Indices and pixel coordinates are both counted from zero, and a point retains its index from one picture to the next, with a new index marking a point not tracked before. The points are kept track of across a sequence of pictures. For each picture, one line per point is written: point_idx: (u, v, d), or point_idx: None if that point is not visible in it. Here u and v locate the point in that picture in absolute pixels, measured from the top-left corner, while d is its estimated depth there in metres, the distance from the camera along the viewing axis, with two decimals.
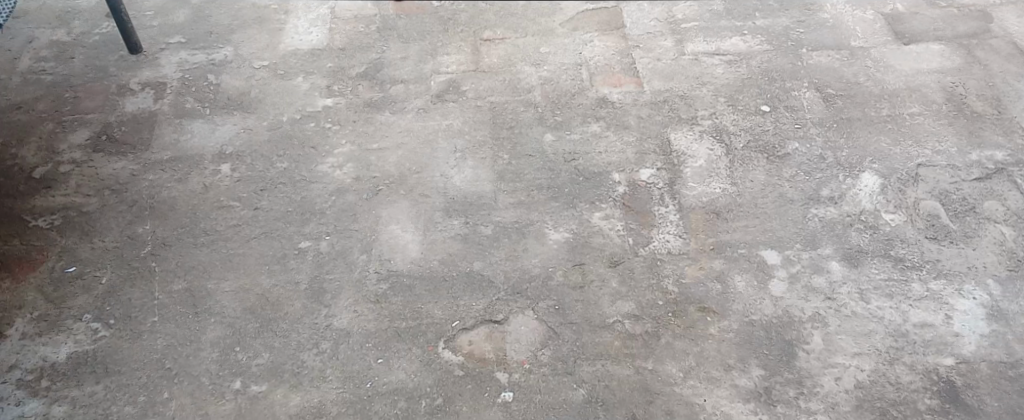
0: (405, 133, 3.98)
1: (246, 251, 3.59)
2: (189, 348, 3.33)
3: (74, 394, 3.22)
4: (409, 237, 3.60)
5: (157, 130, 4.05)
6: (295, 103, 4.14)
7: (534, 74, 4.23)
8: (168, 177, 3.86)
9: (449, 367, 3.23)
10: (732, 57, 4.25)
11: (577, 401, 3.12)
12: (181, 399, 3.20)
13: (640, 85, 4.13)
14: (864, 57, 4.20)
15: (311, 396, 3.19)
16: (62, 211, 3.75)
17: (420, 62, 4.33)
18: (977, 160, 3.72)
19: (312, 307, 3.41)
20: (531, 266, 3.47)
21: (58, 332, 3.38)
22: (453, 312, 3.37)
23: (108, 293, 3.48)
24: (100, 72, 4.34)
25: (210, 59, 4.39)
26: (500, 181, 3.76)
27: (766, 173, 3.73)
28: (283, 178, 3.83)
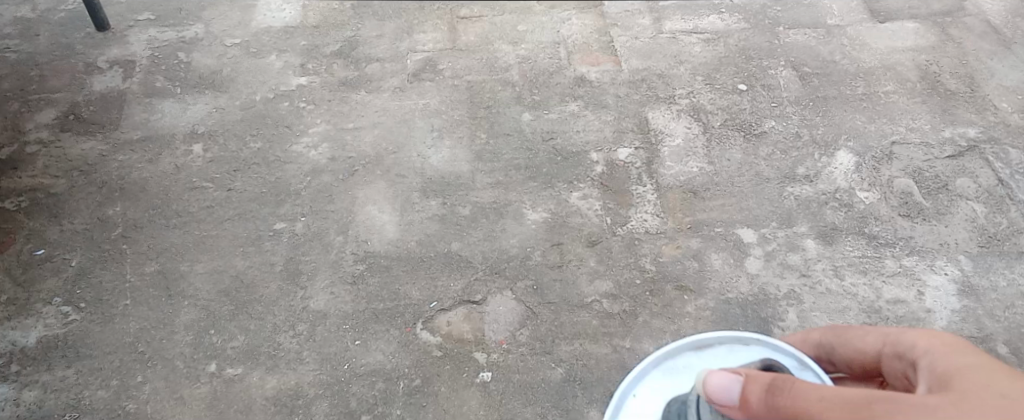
0: (380, 112, 3.93)
1: (219, 232, 3.54)
2: (163, 331, 3.28)
3: (45, 378, 3.17)
4: (386, 218, 3.56)
5: (126, 110, 3.97)
6: (268, 82, 4.07)
7: (511, 53, 4.18)
8: (138, 158, 3.79)
9: (427, 347, 3.22)
10: (710, 35, 4.23)
11: (556, 381, 3.12)
12: (155, 383, 3.16)
13: (618, 63, 4.11)
14: (841, 35, 4.21)
15: (287, 378, 3.16)
16: (29, 192, 3.68)
17: (395, 40, 4.27)
18: (951, 138, 3.74)
19: (288, 289, 3.37)
20: (509, 246, 3.45)
21: (27, 316, 3.32)
22: (431, 293, 3.34)
23: (79, 275, 3.42)
24: (66, 50, 4.24)
25: (180, 36, 4.30)
26: (477, 161, 3.73)
27: (742, 151, 3.73)
28: (256, 159, 3.77)
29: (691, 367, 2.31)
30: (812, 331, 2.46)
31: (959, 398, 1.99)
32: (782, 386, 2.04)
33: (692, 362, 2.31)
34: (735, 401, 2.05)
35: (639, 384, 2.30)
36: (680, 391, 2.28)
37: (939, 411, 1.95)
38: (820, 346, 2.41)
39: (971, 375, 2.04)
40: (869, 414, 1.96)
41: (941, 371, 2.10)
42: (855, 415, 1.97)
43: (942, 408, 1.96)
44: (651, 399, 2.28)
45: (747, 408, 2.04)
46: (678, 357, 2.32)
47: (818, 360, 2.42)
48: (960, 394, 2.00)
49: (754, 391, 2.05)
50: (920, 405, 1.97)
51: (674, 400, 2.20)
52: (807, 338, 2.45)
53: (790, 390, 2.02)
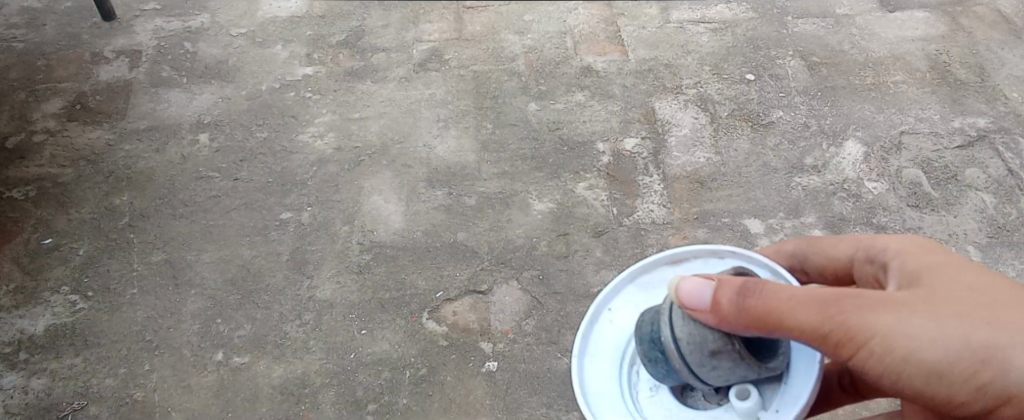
0: (386, 102, 3.92)
1: (226, 222, 3.54)
2: (170, 320, 3.29)
3: (53, 366, 3.18)
4: (392, 208, 3.56)
5: (133, 100, 3.97)
6: (274, 72, 4.07)
7: (517, 42, 4.17)
8: (145, 148, 3.79)
9: (433, 337, 3.22)
10: (717, 25, 4.21)
11: (562, 370, 3.12)
12: (162, 371, 3.17)
13: (624, 53, 4.09)
14: (850, 25, 4.18)
15: (294, 367, 3.16)
16: (36, 181, 3.69)
17: (401, 30, 4.26)
18: (960, 127, 3.72)
19: (294, 279, 3.38)
20: (515, 237, 3.45)
21: (35, 305, 3.33)
22: (437, 283, 3.34)
23: (86, 264, 3.43)
24: (73, 39, 4.25)
25: (186, 26, 4.30)
26: (483, 151, 3.73)
27: (749, 142, 3.71)
28: (263, 148, 3.77)
29: (665, 281, 2.31)
30: (785, 241, 2.44)
31: (928, 295, 2.08)
32: (754, 287, 2.04)
33: (666, 277, 2.31)
34: (708, 303, 2.02)
35: (615, 298, 2.32)
36: (654, 304, 2.28)
37: (907, 308, 2.06)
38: (794, 255, 2.41)
39: (933, 271, 2.14)
40: (838, 312, 2.03)
41: (909, 268, 2.18)
42: (825, 311, 2.03)
43: (906, 304, 2.07)
44: (624, 311, 2.30)
45: (719, 311, 2.01)
46: (652, 273, 2.32)
47: (791, 269, 2.42)
48: (923, 290, 2.09)
49: (726, 294, 2.03)
50: (885, 302, 2.06)
51: (647, 309, 2.20)
52: (782, 247, 2.43)
53: (763, 289, 2.02)
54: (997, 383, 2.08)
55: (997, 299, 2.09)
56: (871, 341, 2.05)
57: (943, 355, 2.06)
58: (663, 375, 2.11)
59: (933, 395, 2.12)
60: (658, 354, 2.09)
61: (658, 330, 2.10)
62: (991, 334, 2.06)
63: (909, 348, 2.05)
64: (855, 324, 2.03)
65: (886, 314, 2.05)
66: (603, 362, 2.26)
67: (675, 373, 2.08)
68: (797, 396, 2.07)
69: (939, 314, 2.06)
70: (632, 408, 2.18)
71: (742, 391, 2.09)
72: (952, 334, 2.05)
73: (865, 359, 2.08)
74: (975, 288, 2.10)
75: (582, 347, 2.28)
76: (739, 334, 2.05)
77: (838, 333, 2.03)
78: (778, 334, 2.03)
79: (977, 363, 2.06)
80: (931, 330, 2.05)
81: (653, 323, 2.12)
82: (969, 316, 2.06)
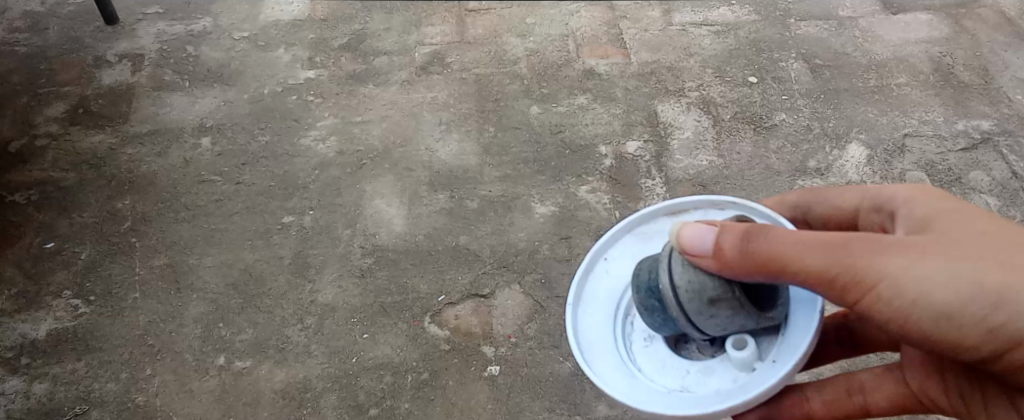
0: (388, 106, 3.92)
1: (228, 225, 3.55)
2: (172, 324, 3.30)
3: (55, 371, 3.19)
4: (394, 211, 3.56)
5: (135, 103, 3.97)
6: (276, 75, 4.06)
7: (519, 45, 4.16)
8: (147, 151, 3.79)
9: (435, 341, 3.21)
10: (720, 28, 4.20)
11: (564, 374, 3.12)
12: (164, 375, 3.18)
13: (626, 56, 4.08)
14: (853, 27, 4.17)
15: (296, 371, 3.16)
16: (38, 185, 3.69)
17: (403, 33, 4.25)
18: (964, 130, 3.71)
19: (296, 283, 3.38)
20: (517, 240, 3.44)
21: (37, 310, 3.34)
22: (439, 287, 3.34)
23: (88, 269, 3.44)
24: (75, 43, 4.25)
25: (189, 30, 4.30)
26: (485, 154, 3.72)
27: (752, 145, 3.70)
28: (265, 152, 3.77)
29: (664, 231, 2.36)
30: (788, 193, 2.45)
31: (939, 238, 2.05)
32: (758, 232, 2.04)
33: (666, 226, 2.36)
34: (710, 249, 2.05)
35: (612, 248, 2.39)
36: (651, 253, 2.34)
37: (917, 250, 2.03)
38: (797, 207, 2.41)
39: (944, 218, 2.12)
40: (844, 254, 2.01)
41: (919, 215, 2.16)
42: (831, 255, 2.01)
43: (917, 246, 2.03)
44: (622, 261, 2.37)
45: (721, 257, 2.04)
46: (654, 222, 2.38)
47: (794, 219, 2.43)
48: (934, 234, 2.06)
49: (728, 239, 2.04)
50: (895, 244, 2.03)
51: (646, 258, 2.23)
52: (784, 199, 2.43)
53: (767, 234, 2.03)
54: (1014, 326, 2.01)
55: (1010, 242, 2.06)
56: (880, 284, 2.02)
57: (957, 297, 2.01)
58: (659, 325, 2.17)
59: (947, 343, 2.06)
60: (654, 304, 2.14)
61: (657, 280, 2.13)
62: (1007, 275, 2.01)
63: (921, 291, 2.01)
64: (862, 266, 2.01)
65: (895, 256, 2.02)
66: (598, 309, 2.33)
67: (671, 321, 2.13)
68: (794, 344, 2.09)
69: (952, 255, 2.02)
70: (626, 357, 2.25)
71: (739, 341, 2.13)
72: (965, 276, 2.01)
73: (873, 304, 2.05)
74: (987, 232, 2.07)
75: (579, 294, 2.35)
76: (741, 280, 2.06)
77: (844, 276, 2.01)
78: (781, 279, 2.03)
79: (993, 305, 2.01)
80: (944, 272, 2.01)
81: (651, 272, 2.16)
82: (983, 256, 2.02)
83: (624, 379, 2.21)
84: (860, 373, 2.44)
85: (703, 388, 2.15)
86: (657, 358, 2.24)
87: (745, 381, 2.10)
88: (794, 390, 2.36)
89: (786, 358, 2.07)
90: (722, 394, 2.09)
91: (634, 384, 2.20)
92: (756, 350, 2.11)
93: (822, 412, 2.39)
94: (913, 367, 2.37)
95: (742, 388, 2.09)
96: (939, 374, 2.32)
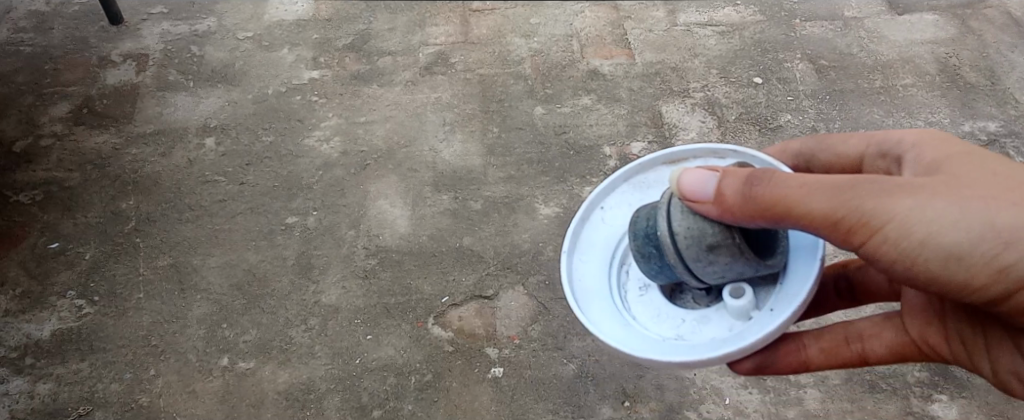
0: (392, 106, 3.91)
1: (231, 226, 3.55)
2: (175, 325, 3.31)
3: (59, 371, 3.22)
4: (398, 212, 3.56)
5: (139, 104, 3.98)
6: (280, 75, 4.06)
7: (523, 46, 4.15)
8: (151, 151, 3.80)
9: (439, 342, 3.23)
10: (725, 28, 4.19)
11: (568, 376, 3.16)
12: (167, 376, 3.19)
13: (631, 56, 4.07)
14: (858, 28, 4.15)
15: (299, 373, 3.18)
16: (43, 186, 3.70)
17: (407, 33, 4.24)
18: (970, 131, 3.69)
19: (300, 283, 3.39)
20: (521, 241, 3.45)
21: (41, 310, 3.36)
22: (442, 288, 3.35)
23: (92, 269, 3.45)
24: (80, 43, 4.25)
25: (193, 30, 4.30)
26: (489, 155, 3.71)
27: (757, 146, 3.68)
28: (269, 152, 3.77)
29: (662, 180, 2.34)
30: (790, 141, 2.40)
31: (949, 180, 2.02)
32: (761, 177, 2.03)
33: (664, 175, 2.34)
34: (712, 195, 2.04)
35: (609, 196, 2.37)
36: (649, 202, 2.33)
37: (926, 190, 2.00)
38: (800, 154, 2.36)
39: (953, 161, 2.08)
40: (851, 197, 1.99)
41: (927, 158, 2.12)
42: (837, 197, 1.99)
43: (925, 187, 2.00)
44: (618, 210, 2.35)
45: (723, 202, 2.03)
46: (653, 171, 2.36)
47: (796, 167, 2.38)
48: (944, 176, 2.03)
49: (731, 185, 2.03)
50: (902, 185, 2.00)
51: (645, 206, 2.20)
52: (785, 147, 2.39)
53: (771, 178, 2.01)
54: None
55: (1020, 183, 2.03)
56: (887, 226, 1.99)
57: (965, 237, 1.98)
58: (656, 273, 2.14)
59: (956, 285, 2.03)
60: (651, 250, 2.11)
61: (655, 226, 2.11)
62: (1019, 215, 1.98)
63: (929, 232, 1.98)
64: (869, 208, 1.99)
65: (904, 196, 1.99)
66: (594, 258, 2.31)
67: (669, 268, 2.10)
68: (793, 294, 2.06)
69: (961, 195, 1.99)
70: (619, 305, 2.23)
71: (736, 290, 2.11)
72: (974, 216, 1.98)
73: (880, 246, 2.02)
74: (996, 175, 2.03)
75: (575, 242, 2.32)
76: (743, 225, 2.05)
77: (851, 218, 1.99)
78: (785, 224, 2.02)
79: (1002, 245, 1.97)
80: (954, 212, 1.98)
81: (649, 218, 2.13)
82: (994, 197, 1.99)
83: (617, 326, 2.18)
84: (857, 322, 2.38)
85: (698, 337, 2.13)
86: (652, 307, 2.22)
87: (741, 330, 2.08)
88: (795, 338, 2.32)
89: (783, 306, 2.04)
90: (718, 341, 2.07)
91: (628, 332, 2.17)
92: (753, 299, 2.10)
93: (820, 363, 2.34)
94: (913, 315, 2.32)
95: (738, 335, 2.06)
96: (941, 322, 2.28)
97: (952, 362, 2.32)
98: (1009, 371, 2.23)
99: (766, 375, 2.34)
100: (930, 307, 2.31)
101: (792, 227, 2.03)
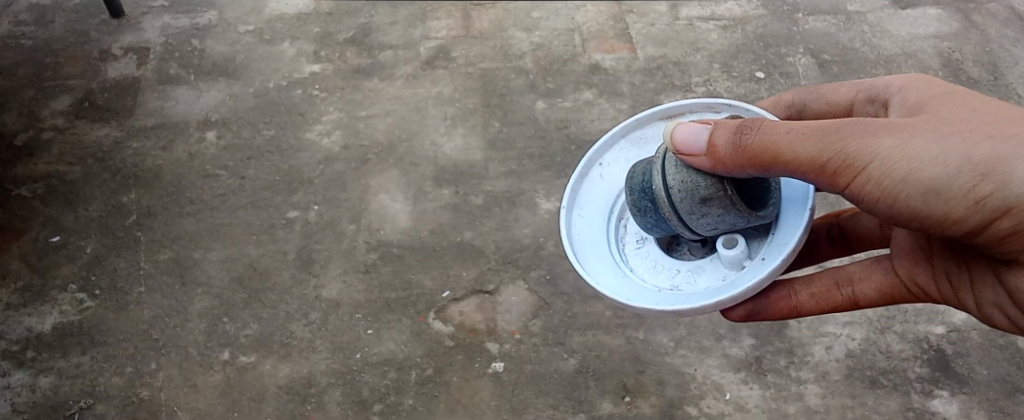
0: (394, 100, 3.90)
1: (232, 220, 3.55)
2: (176, 318, 3.33)
3: (61, 364, 3.24)
4: (399, 207, 3.56)
5: (141, 97, 3.97)
6: (281, 69, 4.05)
7: (525, 40, 4.13)
8: (152, 145, 3.80)
9: (439, 337, 3.27)
10: (727, 22, 4.18)
11: (568, 371, 3.21)
12: (169, 370, 3.23)
13: (633, 50, 4.06)
14: (861, 22, 4.14)
15: (301, 367, 3.22)
16: (44, 179, 3.70)
17: (408, 26, 4.21)
18: None
19: (301, 277, 3.41)
20: (522, 236, 3.47)
21: (42, 303, 3.37)
22: (443, 282, 3.38)
23: (93, 263, 3.46)
24: (81, 37, 4.24)
25: (194, 23, 4.28)
26: (491, 149, 3.71)
27: None
28: (270, 146, 3.76)
29: (658, 134, 2.44)
30: (784, 94, 2.50)
31: (929, 119, 2.09)
32: (748, 127, 2.12)
33: (660, 130, 2.44)
34: (704, 147, 2.13)
35: (608, 153, 2.48)
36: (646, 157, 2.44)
37: (907, 129, 2.07)
38: (792, 105, 2.46)
39: (934, 104, 2.16)
40: (834, 140, 2.07)
41: (912, 102, 2.20)
42: (822, 142, 2.08)
43: (904, 127, 2.07)
44: (616, 166, 2.47)
45: (713, 154, 2.12)
46: (650, 127, 2.45)
47: (791, 119, 2.47)
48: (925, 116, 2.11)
49: (721, 136, 2.12)
50: (883, 126, 2.07)
51: (640, 162, 2.31)
52: (779, 99, 2.49)
53: (758, 129, 2.11)
54: (1005, 195, 2.02)
55: (999, 117, 2.08)
56: (869, 166, 2.06)
57: (946, 172, 2.03)
58: (652, 227, 2.27)
59: (940, 222, 2.09)
60: (647, 205, 2.23)
61: (650, 182, 2.23)
62: (996, 146, 2.03)
63: (910, 169, 2.04)
64: (851, 150, 2.06)
65: (885, 136, 2.06)
66: (591, 213, 2.44)
67: (664, 222, 2.23)
68: (780, 243, 2.15)
69: (941, 131, 2.06)
70: (618, 259, 2.37)
71: (729, 241, 2.23)
72: (954, 151, 2.03)
73: (866, 187, 2.09)
74: (975, 112, 2.10)
75: (574, 199, 2.46)
76: (734, 176, 2.14)
77: (836, 162, 2.07)
78: (774, 171, 2.10)
79: (982, 178, 2.02)
80: (934, 148, 2.04)
81: (645, 175, 2.25)
82: (972, 131, 2.05)
83: (614, 278, 2.32)
84: (847, 266, 2.45)
85: (692, 287, 2.26)
86: (649, 259, 2.36)
87: (733, 279, 2.20)
88: (782, 283, 2.41)
89: (772, 255, 2.14)
90: (709, 291, 2.20)
91: (625, 282, 2.31)
92: (746, 250, 2.21)
93: (809, 305, 2.43)
94: (900, 255, 2.39)
95: (729, 283, 2.19)
96: (926, 261, 2.35)
97: (938, 298, 2.39)
98: (992, 303, 2.28)
99: (756, 318, 2.43)
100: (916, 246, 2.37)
101: (781, 174, 2.12)
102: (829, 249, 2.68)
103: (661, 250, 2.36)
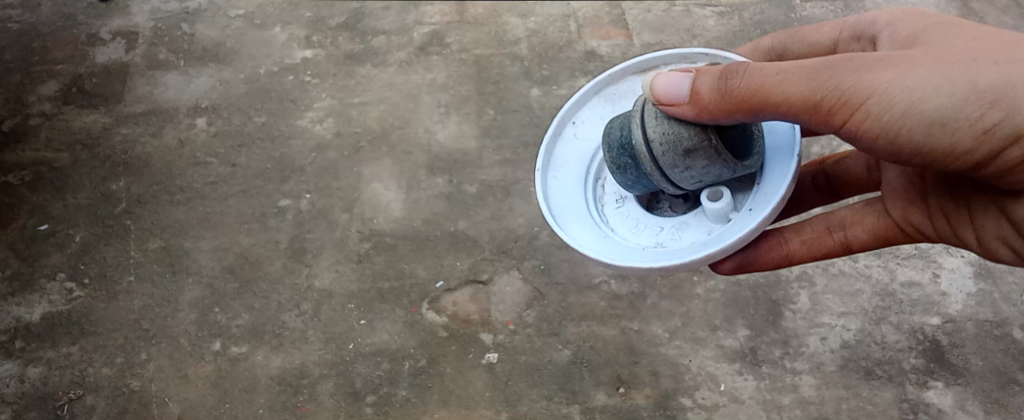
0: (386, 87, 3.84)
1: (223, 209, 3.52)
2: (167, 308, 3.31)
3: (50, 354, 3.23)
4: (392, 196, 3.52)
5: (129, 83, 3.91)
6: (272, 54, 3.98)
7: (520, 26, 4.05)
8: (141, 131, 3.75)
9: (433, 328, 3.25)
10: (725, 9, 4.12)
11: (562, 362, 3.19)
12: (160, 361, 3.22)
13: (629, 37, 4.00)
14: (859, 9, 4.08)
15: (293, 358, 3.20)
16: (32, 166, 3.66)
17: (401, 11, 4.13)
18: None
19: (293, 267, 3.38)
20: (516, 226, 3.44)
21: (31, 292, 3.35)
22: (437, 272, 3.36)
23: (83, 251, 3.43)
24: (68, 20, 4.16)
25: (184, 7, 4.19)
26: (485, 137, 3.66)
27: None
28: (260, 133, 3.71)
29: (633, 89, 2.42)
30: (761, 38, 2.49)
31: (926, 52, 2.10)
32: (735, 71, 2.10)
33: (635, 85, 2.42)
34: (687, 95, 2.10)
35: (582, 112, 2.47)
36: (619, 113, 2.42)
37: (904, 62, 2.07)
38: (771, 50, 2.46)
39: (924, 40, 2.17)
40: (829, 77, 2.06)
41: (903, 38, 2.22)
42: (815, 79, 2.07)
43: (899, 61, 2.07)
44: (590, 123, 2.45)
45: (699, 100, 2.09)
46: (623, 83, 2.44)
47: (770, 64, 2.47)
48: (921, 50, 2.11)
49: (706, 82, 2.10)
50: (880, 61, 2.07)
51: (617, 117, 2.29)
52: (758, 45, 2.48)
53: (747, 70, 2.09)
54: (1008, 124, 2.04)
55: (995, 47, 2.10)
56: (867, 102, 2.06)
57: (948, 102, 2.04)
58: (633, 184, 2.25)
59: (942, 155, 2.09)
60: (627, 162, 2.21)
61: (630, 136, 2.20)
62: (997, 73, 2.05)
63: (912, 101, 2.04)
64: (847, 86, 2.06)
65: (883, 70, 2.06)
66: (567, 174, 2.43)
67: (646, 178, 2.21)
68: (767, 192, 2.14)
69: (941, 61, 2.06)
70: (599, 220, 2.36)
71: (715, 194, 2.22)
72: (954, 82, 2.04)
73: (862, 123, 2.09)
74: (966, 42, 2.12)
75: (549, 160, 2.44)
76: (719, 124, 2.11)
77: (831, 98, 2.06)
78: (764, 113, 2.08)
79: (985, 106, 2.04)
80: (934, 79, 2.04)
81: (623, 130, 2.22)
82: (972, 61, 2.07)
83: (596, 238, 2.31)
84: (839, 212, 2.46)
85: (677, 243, 2.25)
86: (630, 220, 2.35)
87: (720, 232, 2.19)
88: (773, 232, 2.42)
89: (760, 205, 2.12)
90: (696, 246, 2.19)
91: (607, 242, 2.30)
92: (732, 202, 2.20)
93: (801, 253, 2.44)
94: (894, 198, 2.40)
95: (715, 237, 2.17)
96: (922, 201, 2.36)
97: (935, 237, 2.40)
98: (994, 238, 2.30)
99: (748, 270, 2.42)
100: (910, 187, 2.38)
101: (771, 116, 2.10)
102: (816, 198, 2.69)
103: (643, 209, 2.36)
